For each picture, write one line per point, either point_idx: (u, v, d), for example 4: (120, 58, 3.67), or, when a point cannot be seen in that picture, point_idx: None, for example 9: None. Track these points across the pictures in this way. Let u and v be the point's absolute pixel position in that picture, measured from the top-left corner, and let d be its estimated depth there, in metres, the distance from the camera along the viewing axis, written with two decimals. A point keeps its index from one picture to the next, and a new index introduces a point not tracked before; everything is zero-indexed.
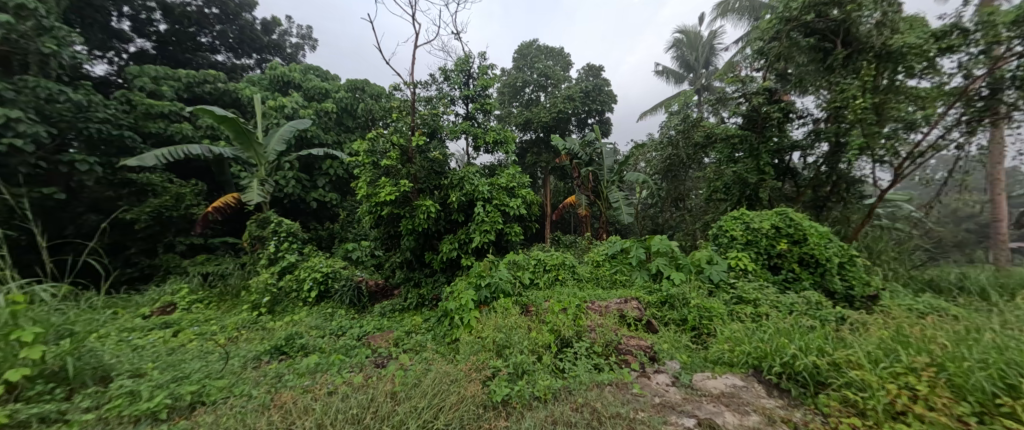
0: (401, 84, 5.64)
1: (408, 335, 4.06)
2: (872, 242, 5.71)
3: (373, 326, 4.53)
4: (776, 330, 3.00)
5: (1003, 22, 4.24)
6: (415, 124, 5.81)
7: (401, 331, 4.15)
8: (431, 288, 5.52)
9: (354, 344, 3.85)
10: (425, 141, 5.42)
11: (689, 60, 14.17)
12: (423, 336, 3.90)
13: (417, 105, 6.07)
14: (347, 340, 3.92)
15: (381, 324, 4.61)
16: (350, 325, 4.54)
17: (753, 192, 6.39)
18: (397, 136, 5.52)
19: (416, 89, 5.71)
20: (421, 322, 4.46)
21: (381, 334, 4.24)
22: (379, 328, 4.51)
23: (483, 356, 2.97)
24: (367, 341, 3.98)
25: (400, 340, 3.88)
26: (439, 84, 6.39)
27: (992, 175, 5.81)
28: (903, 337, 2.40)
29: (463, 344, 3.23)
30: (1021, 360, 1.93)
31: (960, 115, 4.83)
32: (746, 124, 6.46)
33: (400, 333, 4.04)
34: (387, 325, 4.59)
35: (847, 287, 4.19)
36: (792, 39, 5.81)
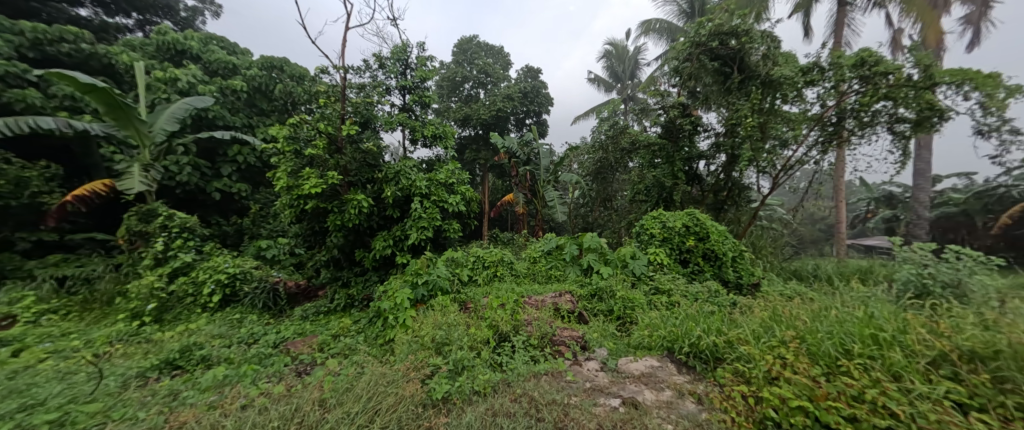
0: (330, 66, 5.26)
1: (336, 339, 3.82)
2: (755, 240, 6.85)
3: (293, 331, 4.17)
4: (685, 316, 3.44)
5: (847, 65, 5.37)
6: (345, 112, 5.39)
7: (327, 335, 3.87)
8: (362, 288, 5.26)
9: (269, 352, 3.49)
10: (358, 131, 5.06)
11: (617, 70, 15.33)
12: (354, 339, 3.69)
13: (348, 92, 5.69)
14: (260, 349, 3.54)
15: (303, 329, 4.26)
16: (265, 332, 4.12)
17: (668, 194, 7.23)
18: (324, 123, 5.09)
19: (347, 74, 5.37)
20: (350, 324, 4.21)
21: (303, 339, 3.92)
22: (301, 333, 4.16)
23: (422, 355, 2.92)
24: (286, 348, 3.66)
25: (327, 345, 3.63)
26: (373, 71, 6.06)
27: (836, 186, 7.33)
28: (776, 316, 2.93)
29: (400, 344, 3.14)
30: (852, 328, 2.43)
31: (818, 137, 5.98)
32: (664, 134, 7.23)
33: (325, 337, 3.78)
34: (311, 329, 4.26)
35: (738, 277, 5.02)
36: (701, 62, 6.65)
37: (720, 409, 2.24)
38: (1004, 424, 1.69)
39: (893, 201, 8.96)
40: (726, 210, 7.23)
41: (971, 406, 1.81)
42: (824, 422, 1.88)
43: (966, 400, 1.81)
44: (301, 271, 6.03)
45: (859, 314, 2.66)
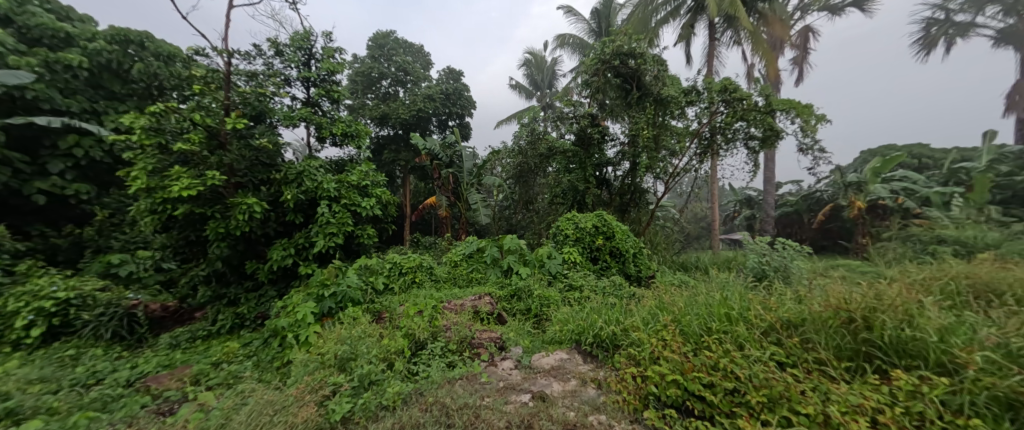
0: (209, 48, 4.65)
1: (216, 368, 3.36)
2: (653, 237, 7.78)
3: (157, 363, 3.55)
4: (591, 309, 3.78)
5: (717, 89, 6.44)
6: (231, 102, 4.76)
7: (205, 364, 3.38)
8: (255, 306, 4.70)
9: (117, 394, 2.84)
10: (246, 125, 4.48)
11: (536, 79, 16.08)
12: (240, 365, 3.29)
13: (234, 79, 5.06)
14: (104, 391, 2.89)
15: (172, 360, 3.66)
16: (113, 369, 3.41)
17: (581, 197, 7.83)
18: (201, 115, 4.42)
19: (233, 59, 4.79)
20: (238, 348, 3.73)
21: (171, 372, 3.34)
22: (169, 365, 3.56)
23: (321, 375, 2.72)
24: (144, 385, 3.07)
25: (204, 376, 3.17)
26: (268, 58, 5.49)
27: (712, 190, 8.73)
28: (662, 303, 3.40)
29: (296, 365, 2.91)
30: (712, 309, 2.93)
31: (697, 148, 7.04)
32: (578, 142, 7.84)
33: (201, 367, 3.29)
34: (183, 359, 3.68)
35: (637, 271, 5.70)
36: (606, 77, 7.34)
37: (615, 391, 2.53)
38: (806, 374, 2.22)
39: (752, 202, 10.96)
40: (630, 212, 8.05)
41: (787, 363, 2.32)
42: (690, 389, 2.26)
43: (784, 359, 2.33)
44: (171, 291, 5.21)
45: (719, 296, 3.23)
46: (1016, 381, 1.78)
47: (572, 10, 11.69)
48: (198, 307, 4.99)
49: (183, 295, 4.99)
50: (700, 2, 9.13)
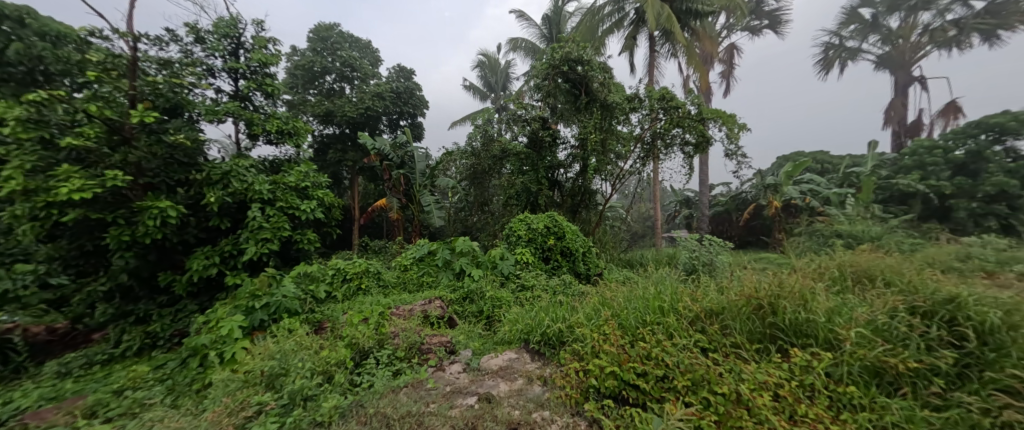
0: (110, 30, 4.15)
1: (118, 396, 2.81)
2: (602, 236, 8.14)
3: (39, 397, 2.93)
4: (540, 308, 3.87)
5: (656, 96, 6.92)
6: (138, 92, 4.27)
7: (104, 394, 2.83)
8: (171, 323, 4.23)
9: None
10: (157, 119, 4.00)
11: (490, 81, 16.16)
12: (149, 391, 2.86)
13: (142, 65, 4.55)
14: None
15: (59, 393, 3.02)
16: None
17: (534, 199, 7.97)
18: (100, 105, 3.89)
19: (139, 43, 4.32)
20: (149, 371, 3.25)
21: (58, 406, 2.74)
22: (55, 397, 2.96)
23: (244, 395, 2.52)
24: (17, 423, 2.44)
25: (103, 407, 2.62)
26: (185, 45, 5.01)
27: (654, 191, 9.31)
28: (604, 299, 3.57)
29: (215, 386, 2.67)
30: (648, 303, 3.14)
31: (640, 152, 7.47)
32: (531, 145, 8.00)
33: (98, 397, 2.72)
34: (74, 389, 3.07)
35: (586, 269, 5.93)
36: (557, 82, 7.54)
37: (559, 386, 2.61)
38: (724, 357, 2.47)
39: (690, 202, 11.84)
40: (580, 212, 8.33)
41: (709, 349, 2.56)
42: (625, 379, 2.40)
43: (706, 345, 2.57)
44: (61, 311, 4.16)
45: (653, 290, 3.48)
46: (882, 352, 2.22)
47: (523, 15, 11.92)
48: (97, 327, 4.21)
49: (79, 315, 4.15)
50: (642, 14, 9.73)
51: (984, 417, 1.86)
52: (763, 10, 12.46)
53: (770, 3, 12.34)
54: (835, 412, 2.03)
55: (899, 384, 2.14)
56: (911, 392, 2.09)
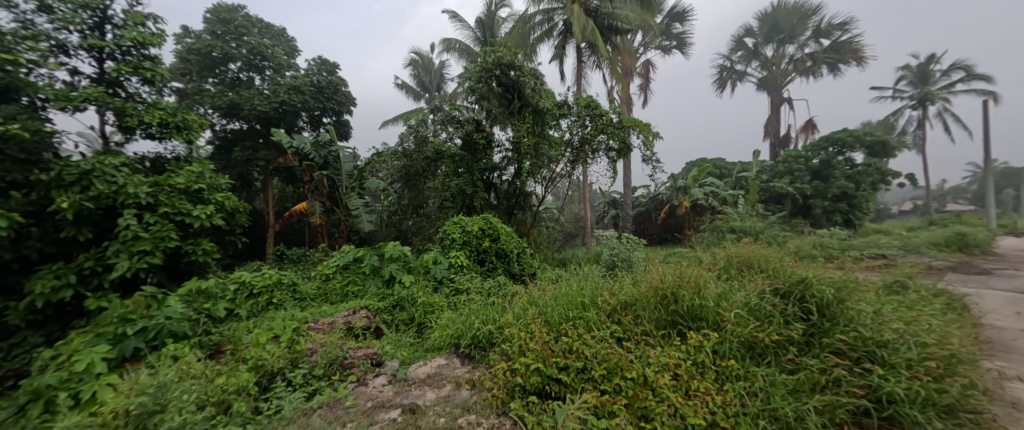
0: None
1: None
2: (536, 236, 8.35)
3: None
4: (471, 310, 3.82)
5: (582, 104, 7.33)
6: None
7: None
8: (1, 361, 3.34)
9: None
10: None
11: (423, 81, 15.77)
12: None
13: None
14: None
15: None
16: None
17: (470, 201, 7.89)
18: None
19: None
20: None
21: None
22: None
23: None
24: None
25: None
26: (20, 12, 4.10)
27: (584, 192, 9.81)
28: (533, 298, 3.63)
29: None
30: (572, 300, 3.27)
31: (571, 156, 7.84)
32: (466, 147, 7.94)
33: None
34: None
35: (520, 269, 6.00)
36: (490, 86, 7.57)
37: (487, 388, 2.58)
38: (636, 345, 2.67)
39: (616, 203, 12.70)
40: (515, 214, 8.45)
41: (624, 338, 2.74)
42: (549, 374, 2.47)
43: (621, 335, 2.76)
44: None
45: (577, 287, 3.65)
46: (753, 328, 2.60)
47: (456, 16, 11.82)
48: None
49: None
50: (569, 26, 10.24)
51: (820, 376, 2.29)
52: (672, 32, 13.89)
53: (678, 26, 13.81)
54: (720, 383, 2.32)
55: (765, 355, 2.53)
56: (773, 360, 2.49)
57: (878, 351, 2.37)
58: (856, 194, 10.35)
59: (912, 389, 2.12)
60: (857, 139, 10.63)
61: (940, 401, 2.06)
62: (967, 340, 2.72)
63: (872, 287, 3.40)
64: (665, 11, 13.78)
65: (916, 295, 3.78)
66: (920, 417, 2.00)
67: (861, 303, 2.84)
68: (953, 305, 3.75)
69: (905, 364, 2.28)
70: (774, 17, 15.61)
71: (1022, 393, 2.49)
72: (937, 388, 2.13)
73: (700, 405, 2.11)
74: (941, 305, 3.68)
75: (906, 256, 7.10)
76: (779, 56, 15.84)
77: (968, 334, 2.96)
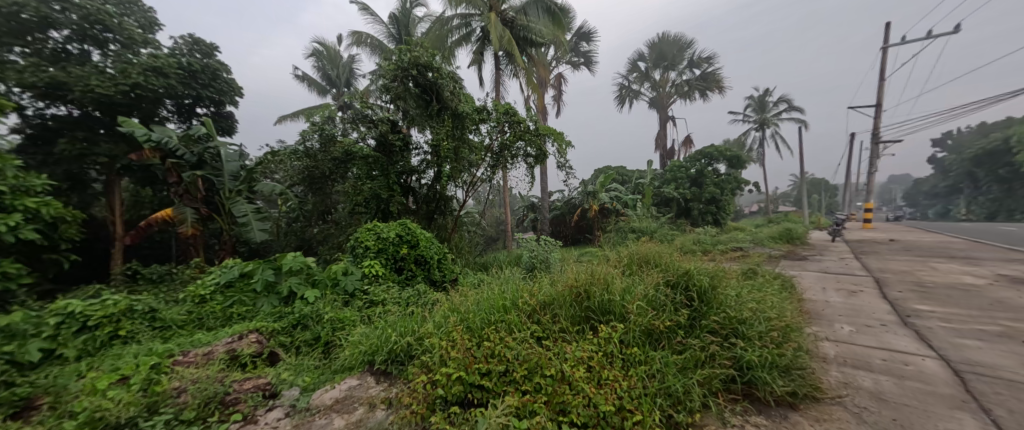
0: None
1: None
2: (458, 241, 8.19)
3: None
4: (387, 323, 3.50)
5: (501, 110, 7.45)
6: None
7: None
8: None
9: None
10: None
11: (330, 74, 14.47)
12: None
13: None
14: None
15: None
16: None
17: (386, 206, 7.35)
18: None
19: None
20: None
21: None
22: None
23: None
24: None
25: None
26: None
27: (503, 197, 9.94)
28: (454, 305, 3.48)
29: None
30: (493, 304, 3.22)
31: (491, 161, 7.90)
32: (380, 149, 7.46)
33: None
34: None
35: (442, 276, 5.78)
36: (406, 85, 7.20)
37: (405, 406, 2.37)
38: (555, 342, 2.73)
39: (534, 207, 13.16)
40: (436, 219, 8.17)
41: (543, 337, 2.79)
42: (471, 381, 2.37)
43: (541, 334, 2.80)
44: None
45: (498, 290, 3.62)
46: (651, 317, 2.86)
47: (367, 9, 11.06)
48: None
49: None
50: (486, 33, 10.36)
51: (701, 353, 2.61)
52: (580, 50, 15.03)
53: (584, 45, 14.99)
54: (626, 369, 2.49)
55: (660, 340, 2.80)
56: (666, 343, 2.76)
57: (740, 327, 2.80)
58: (721, 198, 12.44)
59: (763, 356, 2.56)
60: (720, 153, 12.77)
61: (781, 363, 2.52)
62: (794, 312, 3.41)
63: (734, 275, 4.07)
64: (573, 30, 14.85)
65: (761, 279, 4.65)
66: (769, 378, 2.42)
67: (727, 288, 3.35)
68: (785, 285, 4.69)
69: (757, 336, 2.74)
70: (660, 46, 17.95)
71: (828, 349, 3.17)
72: (778, 353, 2.61)
73: (610, 392, 2.22)
74: (780, 286, 4.58)
75: (754, 248, 8.76)
76: (665, 79, 18.25)
77: (796, 307, 3.72)
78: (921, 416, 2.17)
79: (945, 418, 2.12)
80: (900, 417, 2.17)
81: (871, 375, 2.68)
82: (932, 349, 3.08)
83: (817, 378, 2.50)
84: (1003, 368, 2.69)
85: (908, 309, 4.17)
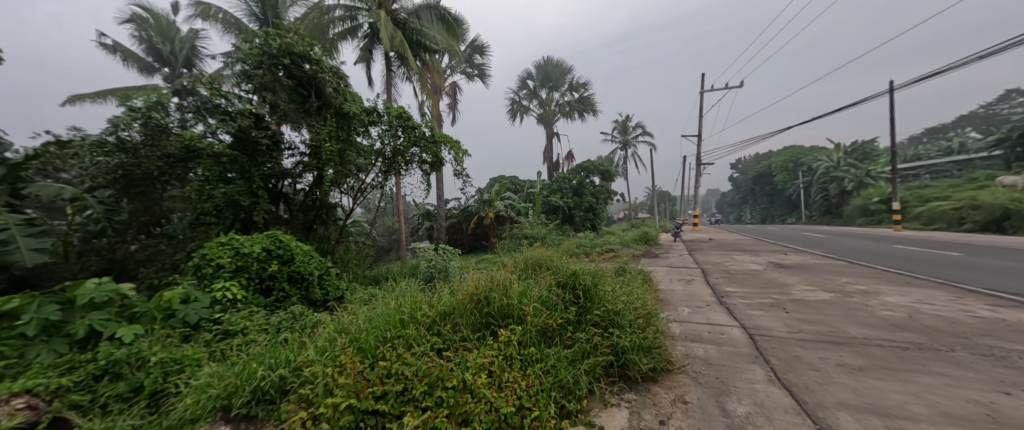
0: None
1: None
2: (343, 254, 7.43)
3: None
4: (250, 355, 2.89)
5: (394, 114, 7.02)
6: None
7: None
8: None
9: None
10: None
11: (161, 50, 11.73)
12: None
13: None
14: None
15: None
16: None
17: (247, 215, 6.15)
18: None
19: None
20: None
21: None
22: None
23: None
24: None
25: None
26: None
27: (397, 205, 9.38)
28: (339, 327, 3.09)
29: None
30: (387, 322, 2.97)
31: (382, 166, 7.42)
32: (238, 145, 6.17)
33: None
34: None
35: (324, 295, 5.11)
36: (275, 75, 6.20)
37: None
38: (455, 353, 2.65)
39: (430, 215, 12.80)
40: (316, 229, 7.28)
41: (444, 348, 2.69)
42: (363, 408, 2.11)
43: (442, 345, 2.69)
44: None
45: (393, 304, 3.36)
46: (546, 317, 3.02)
47: None
48: None
49: None
50: (375, 31, 9.74)
51: (586, 345, 2.85)
52: (474, 62, 15.37)
53: (478, 57, 15.39)
54: (524, 369, 2.55)
55: (552, 337, 2.97)
56: (558, 339, 2.95)
57: (615, 318, 3.17)
58: (598, 206, 14.14)
59: (632, 341, 2.93)
60: (596, 167, 14.47)
61: (646, 345, 2.93)
62: (652, 301, 4.03)
63: (609, 273, 4.63)
64: (468, 41, 15.12)
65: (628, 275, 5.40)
66: (636, 359, 2.79)
67: (605, 285, 3.78)
68: (644, 278, 5.55)
69: (627, 324, 3.15)
70: (546, 67, 19.59)
71: (673, 328, 3.82)
72: (644, 337, 3.03)
73: (510, 394, 2.25)
74: (643, 281, 5.37)
75: (622, 248, 10.19)
76: (551, 98, 19.99)
77: (652, 296, 4.41)
78: (733, 371, 2.77)
79: (746, 371, 2.77)
80: (720, 374, 2.74)
81: (702, 346, 3.33)
82: (737, 320, 4.01)
83: (668, 354, 3.00)
84: (775, 328, 3.67)
85: (722, 291, 5.38)
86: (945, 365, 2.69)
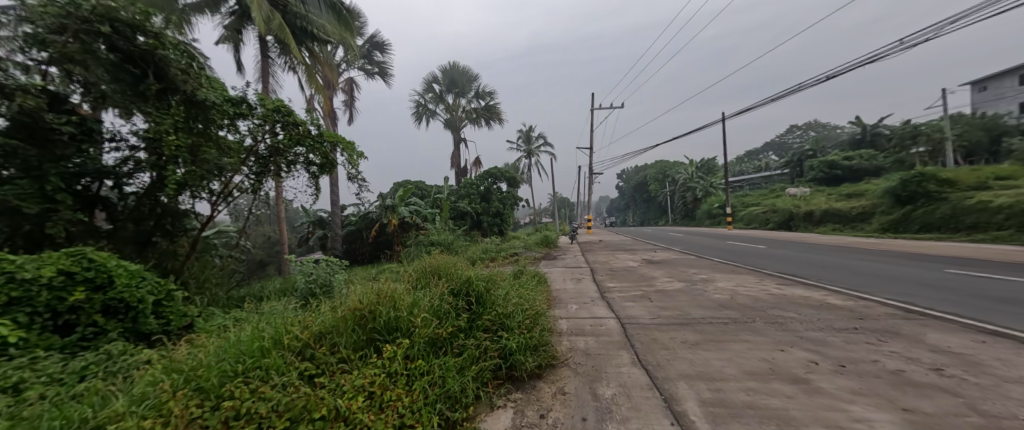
0: None
1: None
2: (198, 272, 6.15)
3: None
4: (23, 419, 2.10)
5: (269, 107, 6.07)
6: None
7: None
8: None
9: None
10: None
11: None
12: None
13: None
14: None
15: None
16: None
17: (38, 226, 4.40)
18: None
19: None
20: None
21: None
22: None
23: None
24: None
25: None
26: None
27: (276, 211, 8.14)
28: (174, 365, 2.49)
29: None
30: (242, 352, 2.52)
31: (253, 166, 6.38)
32: (17, 133, 4.28)
33: None
34: None
35: (163, 324, 4.14)
36: (84, 44, 4.67)
37: None
38: (330, 377, 2.38)
39: (323, 223, 11.43)
40: (155, 243, 5.88)
41: (316, 375, 2.38)
42: None
43: (314, 371, 2.39)
44: None
45: (256, 329, 2.88)
46: (435, 327, 2.93)
47: None
48: None
49: None
50: (247, 9, 8.33)
51: (476, 350, 2.87)
52: (374, 59, 14.37)
53: (378, 55, 14.46)
54: (409, 385, 2.42)
55: (442, 346, 2.91)
56: (447, 348, 2.90)
57: (506, 321, 3.27)
58: (503, 212, 14.53)
59: (521, 341, 3.07)
60: (502, 174, 14.78)
61: (532, 344, 3.10)
62: (545, 302, 4.26)
63: (506, 277, 4.76)
64: (366, 36, 14.06)
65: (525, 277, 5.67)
66: (523, 359, 2.92)
67: (498, 289, 3.88)
68: (539, 280, 5.90)
69: (517, 325, 3.29)
70: (451, 73, 19.45)
71: (562, 325, 4.13)
72: (531, 337, 3.20)
73: (390, 415, 2.11)
74: (538, 282, 5.69)
75: (525, 252, 10.67)
76: (458, 104, 19.91)
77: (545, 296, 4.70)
78: (608, 358, 3.13)
79: (616, 356, 3.15)
80: (596, 362, 3.07)
81: (584, 338, 3.67)
82: (614, 312, 4.55)
83: (555, 351, 3.22)
84: (640, 316, 4.27)
85: (604, 287, 6.04)
86: (749, 333, 3.49)
